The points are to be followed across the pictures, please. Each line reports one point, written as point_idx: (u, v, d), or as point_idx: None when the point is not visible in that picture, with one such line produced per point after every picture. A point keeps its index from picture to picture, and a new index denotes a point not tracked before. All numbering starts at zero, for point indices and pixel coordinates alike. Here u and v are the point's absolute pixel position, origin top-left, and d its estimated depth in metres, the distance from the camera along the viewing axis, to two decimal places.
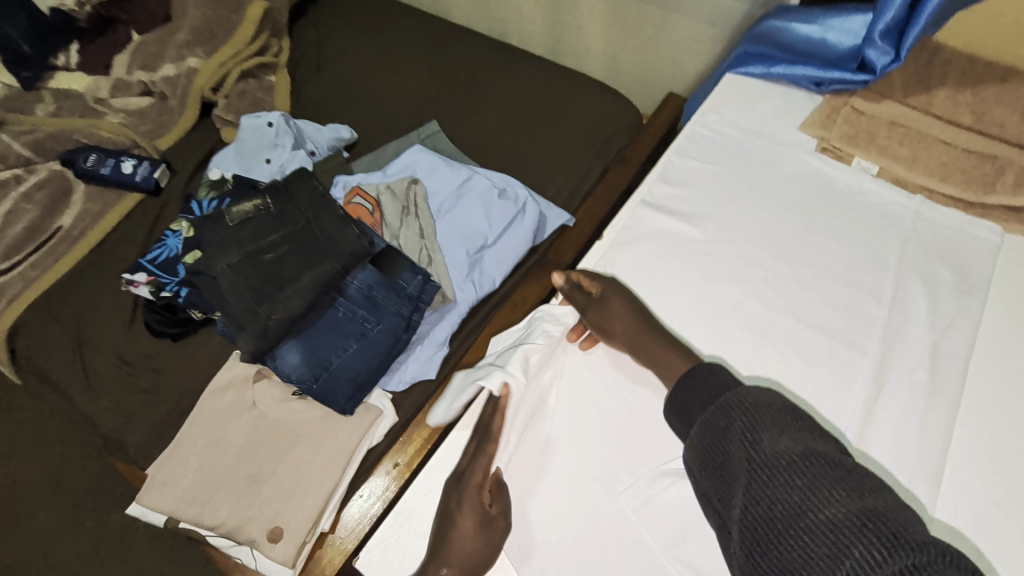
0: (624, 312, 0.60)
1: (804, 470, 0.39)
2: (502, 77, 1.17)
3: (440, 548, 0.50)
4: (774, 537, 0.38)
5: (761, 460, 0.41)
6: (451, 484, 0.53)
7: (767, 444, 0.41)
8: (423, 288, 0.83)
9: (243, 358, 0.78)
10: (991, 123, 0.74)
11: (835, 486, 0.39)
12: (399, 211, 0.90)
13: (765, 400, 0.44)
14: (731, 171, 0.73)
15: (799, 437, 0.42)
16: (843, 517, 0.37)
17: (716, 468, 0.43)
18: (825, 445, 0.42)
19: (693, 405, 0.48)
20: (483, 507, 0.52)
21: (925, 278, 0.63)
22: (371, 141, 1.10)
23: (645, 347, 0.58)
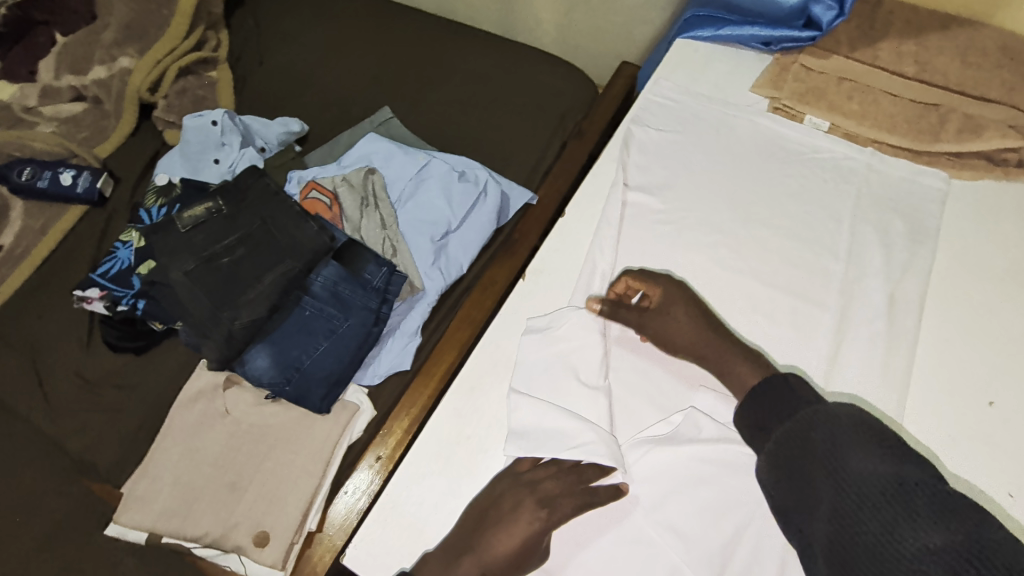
0: (689, 318, 0.58)
1: (894, 495, 0.38)
2: (454, 57, 1.14)
3: (474, 547, 0.50)
4: (866, 568, 0.38)
5: (847, 484, 0.40)
6: (513, 484, 0.53)
7: (854, 465, 0.41)
8: (389, 280, 0.82)
9: (210, 367, 0.77)
10: (932, 73, 0.75)
11: (928, 512, 0.37)
12: (358, 203, 0.88)
13: (849, 420, 0.44)
14: (687, 138, 0.73)
15: (890, 458, 0.41)
16: (942, 547, 0.35)
17: (800, 491, 0.43)
18: (919, 467, 0.40)
19: (775, 413, 0.48)
20: (539, 535, 0.50)
21: (879, 229, 0.65)
22: (324, 132, 1.06)
23: (713, 353, 0.56)
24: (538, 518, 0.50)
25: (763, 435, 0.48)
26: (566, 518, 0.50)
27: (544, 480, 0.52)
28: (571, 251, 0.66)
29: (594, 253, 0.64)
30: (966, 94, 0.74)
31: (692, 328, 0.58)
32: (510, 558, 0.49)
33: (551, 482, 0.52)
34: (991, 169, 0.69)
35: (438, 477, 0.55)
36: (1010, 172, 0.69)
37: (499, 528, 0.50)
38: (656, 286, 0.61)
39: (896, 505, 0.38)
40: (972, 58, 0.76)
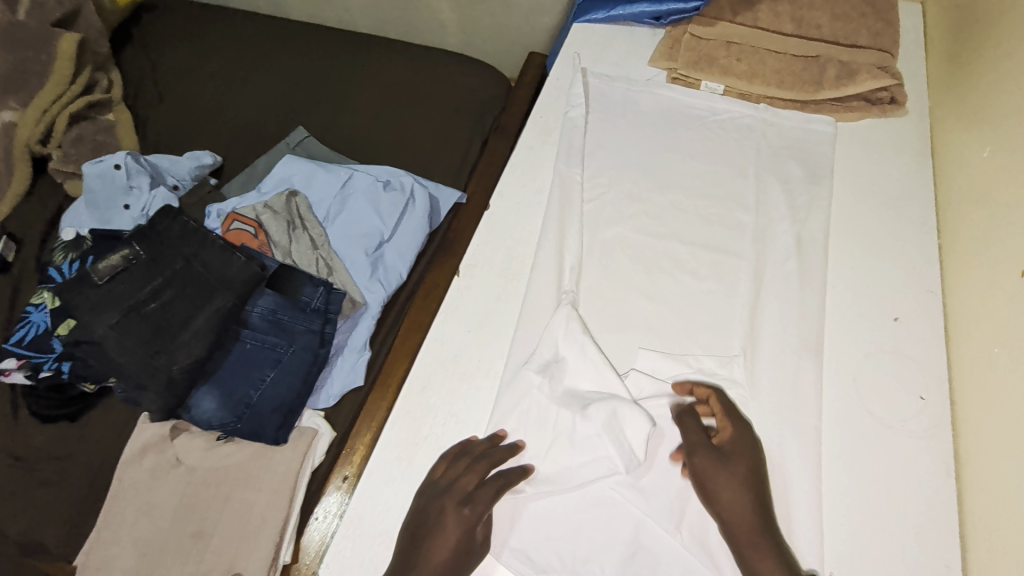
0: (741, 483, 0.51)
1: None
2: (363, 70, 1.14)
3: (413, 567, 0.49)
4: None
5: None
6: (432, 494, 0.53)
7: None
8: (328, 299, 0.81)
9: (154, 418, 0.74)
10: (808, 28, 0.82)
11: None
12: (284, 227, 0.86)
13: None
14: (596, 118, 0.76)
15: None
16: None
17: None
18: None
19: None
20: (471, 532, 0.51)
21: (780, 177, 0.70)
22: (239, 161, 1.03)
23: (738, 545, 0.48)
24: (463, 517, 0.51)
25: None
26: (489, 503, 0.52)
27: (459, 477, 0.53)
28: (502, 242, 0.67)
29: (524, 244, 0.67)
30: (839, 43, 0.80)
31: (745, 495, 0.50)
32: (451, 564, 0.50)
33: (467, 476, 0.53)
34: (870, 108, 0.75)
35: (403, 482, 0.56)
36: (886, 109, 0.75)
37: (431, 541, 0.50)
38: (731, 426, 0.54)
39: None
40: (840, 9, 0.83)
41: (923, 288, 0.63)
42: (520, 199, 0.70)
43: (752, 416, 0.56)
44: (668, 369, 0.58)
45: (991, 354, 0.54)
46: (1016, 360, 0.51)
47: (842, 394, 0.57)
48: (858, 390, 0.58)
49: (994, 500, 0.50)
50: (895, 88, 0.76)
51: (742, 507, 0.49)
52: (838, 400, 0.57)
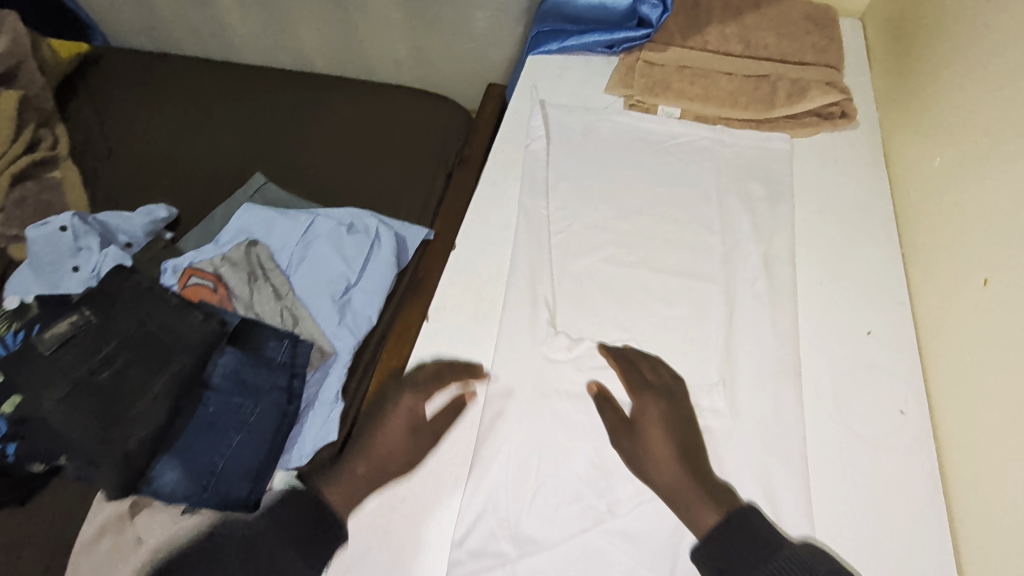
0: (664, 422, 0.54)
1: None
2: (321, 110, 1.13)
3: None
4: None
5: None
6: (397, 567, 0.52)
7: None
8: (294, 352, 0.79)
9: (108, 497, 0.68)
10: (757, 47, 0.84)
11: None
12: (245, 280, 0.83)
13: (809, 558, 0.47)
14: (556, 149, 0.75)
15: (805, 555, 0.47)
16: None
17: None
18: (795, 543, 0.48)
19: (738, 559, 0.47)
20: None
21: (742, 197, 0.70)
22: (195, 212, 1.00)
23: (671, 480, 0.52)
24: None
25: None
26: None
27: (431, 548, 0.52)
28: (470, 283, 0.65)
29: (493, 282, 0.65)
30: (787, 62, 0.82)
31: (665, 438, 0.53)
32: None
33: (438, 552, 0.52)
34: (823, 123, 0.77)
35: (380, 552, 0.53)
36: (838, 124, 0.77)
37: None
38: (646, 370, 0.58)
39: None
40: (784, 29, 0.86)
41: (892, 300, 0.63)
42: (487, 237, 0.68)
43: (737, 445, 0.55)
44: None
45: (964, 363, 0.54)
46: (988, 368, 0.51)
47: (822, 413, 0.57)
48: (838, 408, 0.57)
49: (984, 511, 0.49)
50: (844, 101, 0.77)
51: (664, 449, 0.53)
52: (819, 419, 0.56)
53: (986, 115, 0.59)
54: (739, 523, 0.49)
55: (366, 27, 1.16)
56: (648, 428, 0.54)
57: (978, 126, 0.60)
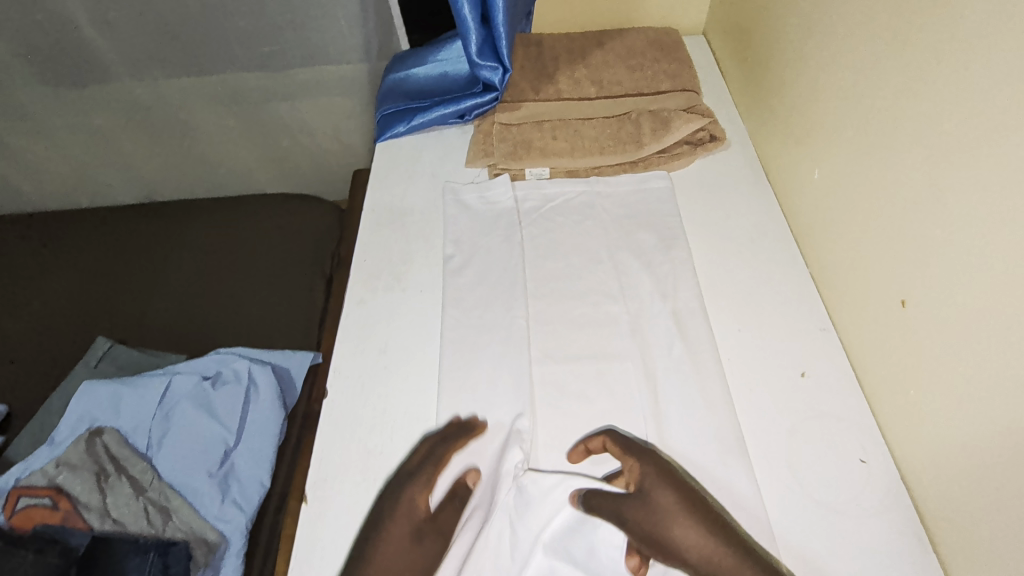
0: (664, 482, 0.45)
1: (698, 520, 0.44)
2: (170, 241, 1.00)
3: None
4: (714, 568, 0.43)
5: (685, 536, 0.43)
6: None
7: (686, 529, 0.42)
8: (166, 562, 0.62)
9: None
10: (611, 84, 0.80)
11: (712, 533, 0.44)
12: (92, 483, 0.67)
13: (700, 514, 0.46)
14: (431, 241, 0.68)
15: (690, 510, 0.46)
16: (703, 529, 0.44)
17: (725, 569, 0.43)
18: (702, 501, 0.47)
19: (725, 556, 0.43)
20: None
21: (634, 250, 0.64)
22: (29, 406, 0.83)
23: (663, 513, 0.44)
24: None
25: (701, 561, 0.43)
26: None
27: None
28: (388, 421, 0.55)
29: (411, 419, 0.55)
30: (644, 94, 0.79)
31: (697, 528, 0.42)
32: None
33: None
34: (695, 151, 0.73)
35: None
36: (709, 147, 0.73)
37: None
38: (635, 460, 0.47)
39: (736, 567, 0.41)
40: (633, 62, 0.83)
41: (813, 325, 0.57)
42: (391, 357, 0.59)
43: None
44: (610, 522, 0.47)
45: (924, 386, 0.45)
46: (946, 388, 0.43)
47: (781, 483, 0.49)
48: (793, 473, 0.49)
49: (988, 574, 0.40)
50: (710, 125, 0.74)
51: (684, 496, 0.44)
52: (781, 497, 0.48)
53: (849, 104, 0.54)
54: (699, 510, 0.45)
55: (201, 140, 1.05)
56: (654, 497, 0.44)
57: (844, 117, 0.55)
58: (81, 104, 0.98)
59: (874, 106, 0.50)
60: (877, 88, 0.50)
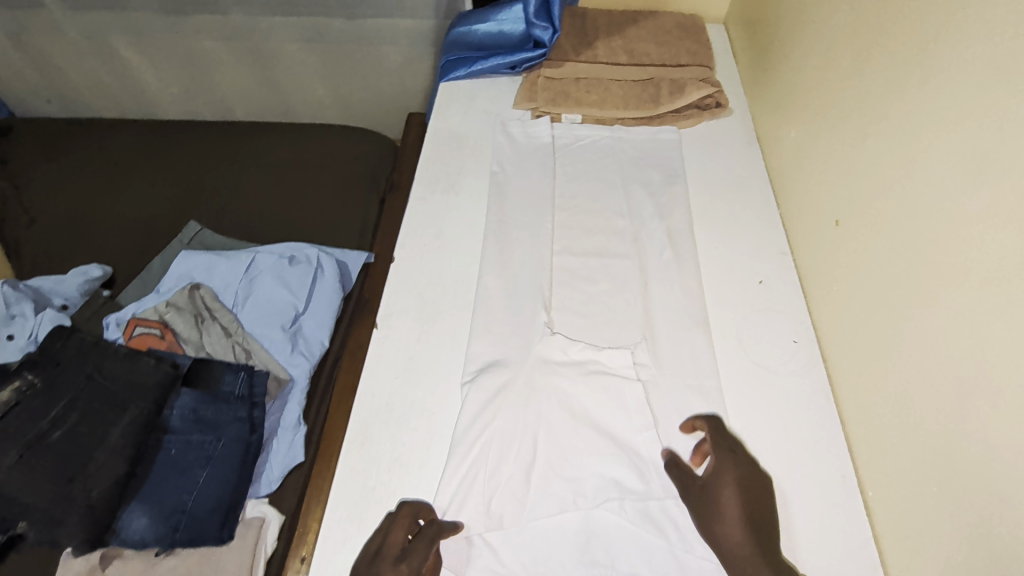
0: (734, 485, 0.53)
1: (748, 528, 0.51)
2: (247, 152, 1.16)
3: None
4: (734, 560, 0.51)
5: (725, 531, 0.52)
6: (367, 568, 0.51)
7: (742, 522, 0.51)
8: (251, 382, 0.80)
9: (76, 553, 0.67)
10: (640, 55, 0.96)
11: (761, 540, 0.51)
12: (192, 322, 0.85)
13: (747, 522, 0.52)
14: (479, 161, 0.84)
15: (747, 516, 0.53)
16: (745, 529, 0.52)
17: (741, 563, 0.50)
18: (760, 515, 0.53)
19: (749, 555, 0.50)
20: None
21: (643, 183, 0.80)
22: (130, 268, 1.00)
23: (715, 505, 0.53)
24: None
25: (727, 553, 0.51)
26: (424, 554, 0.51)
27: (387, 541, 0.52)
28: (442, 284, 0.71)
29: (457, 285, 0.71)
30: (666, 65, 0.94)
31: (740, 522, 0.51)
32: None
33: (396, 535, 0.52)
34: (703, 113, 0.88)
35: (360, 536, 0.55)
36: (715, 112, 0.88)
37: None
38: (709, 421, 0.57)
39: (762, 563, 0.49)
40: (661, 39, 0.98)
41: (775, 249, 0.73)
42: (444, 239, 0.75)
43: (663, 391, 0.61)
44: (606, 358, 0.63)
45: (846, 286, 0.62)
46: (861, 284, 0.59)
47: (733, 353, 0.65)
48: (744, 348, 0.65)
49: (867, 409, 0.57)
50: (717, 94, 0.89)
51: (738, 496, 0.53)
52: (732, 361, 0.64)
53: (827, 80, 0.70)
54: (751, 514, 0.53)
55: (282, 72, 1.21)
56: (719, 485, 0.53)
57: (823, 90, 0.70)
58: (187, 28, 1.14)
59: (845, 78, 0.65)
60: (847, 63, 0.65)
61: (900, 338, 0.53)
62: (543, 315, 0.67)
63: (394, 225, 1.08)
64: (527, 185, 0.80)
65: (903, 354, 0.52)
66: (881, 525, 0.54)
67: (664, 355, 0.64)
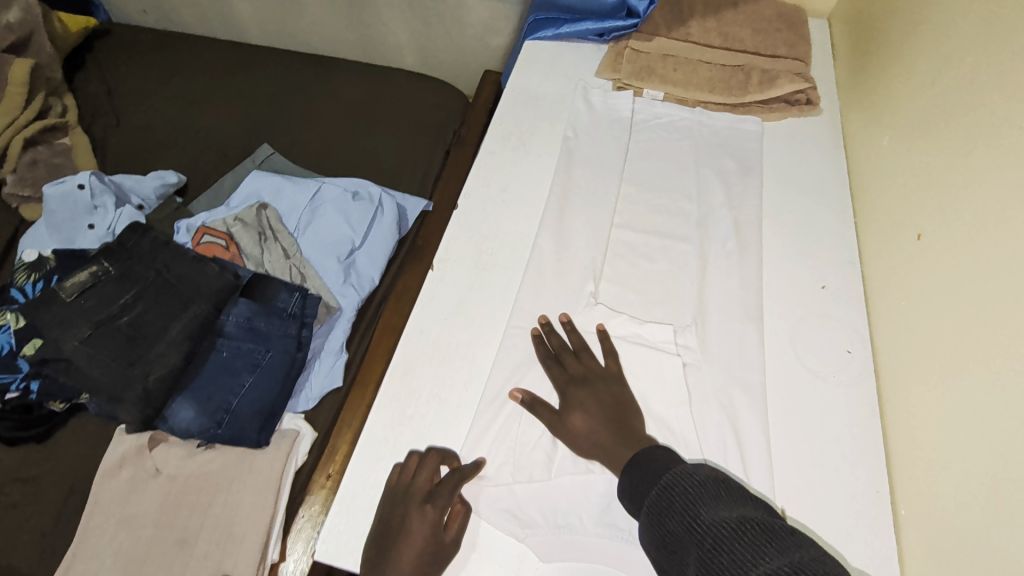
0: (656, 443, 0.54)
1: (735, 533, 0.41)
2: (323, 86, 1.18)
3: (385, 553, 0.51)
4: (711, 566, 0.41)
5: (702, 531, 0.43)
6: (393, 501, 0.54)
7: (707, 515, 0.44)
8: (304, 304, 0.82)
9: (129, 429, 0.72)
10: (734, 40, 0.91)
11: (759, 548, 0.40)
12: (256, 239, 0.88)
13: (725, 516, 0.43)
14: (553, 123, 0.84)
15: (733, 505, 0.44)
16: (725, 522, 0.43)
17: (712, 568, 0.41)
18: (755, 511, 0.44)
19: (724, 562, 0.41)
20: (435, 525, 0.52)
21: (716, 170, 0.78)
22: (203, 180, 1.05)
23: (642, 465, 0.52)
24: (426, 514, 0.53)
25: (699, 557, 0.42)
26: (450, 496, 0.53)
27: (415, 479, 0.55)
28: (501, 238, 0.72)
29: (515, 241, 0.72)
30: (760, 54, 0.90)
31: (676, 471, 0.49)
32: (416, 565, 0.50)
33: (422, 476, 0.55)
34: (790, 108, 0.85)
35: (389, 460, 0.58)
36: (804, 109, 0.85)
37: (398, 545, 0.51)
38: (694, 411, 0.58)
39: (741, 546, 0.40)
40: (758, 26, 0.93)
41: (843, 258, 0.71)
42: (508, 194, 0.76)
43: (705, 377, 0.61)
44: (651, 335, 0.63)
45: (914, 303, 0.60)
46: (932, 302, 0.57)
47: (781, 353, 0.64)
48: (795, 350, 0.64)
49: (913, 431, 0.56)
50: (809, 90, 0.85)
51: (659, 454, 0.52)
52: (779, 361, 0.63)
53: (931, 89, 0.66)
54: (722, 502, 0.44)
55: (367, 12, 1.21)
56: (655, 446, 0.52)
57: (925, 99, 0.66)
58: None
59: (954, 89, 0.61)
60: (960, 73, 0.61)
61: (961, 361, 0.51)
62: (594, 284, 0.67)
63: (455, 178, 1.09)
64: (598, 154, 0.79)
65: (963, 378, 0.50)
66: (908, 544, 0.53)
67: (712, 343, 0.63)
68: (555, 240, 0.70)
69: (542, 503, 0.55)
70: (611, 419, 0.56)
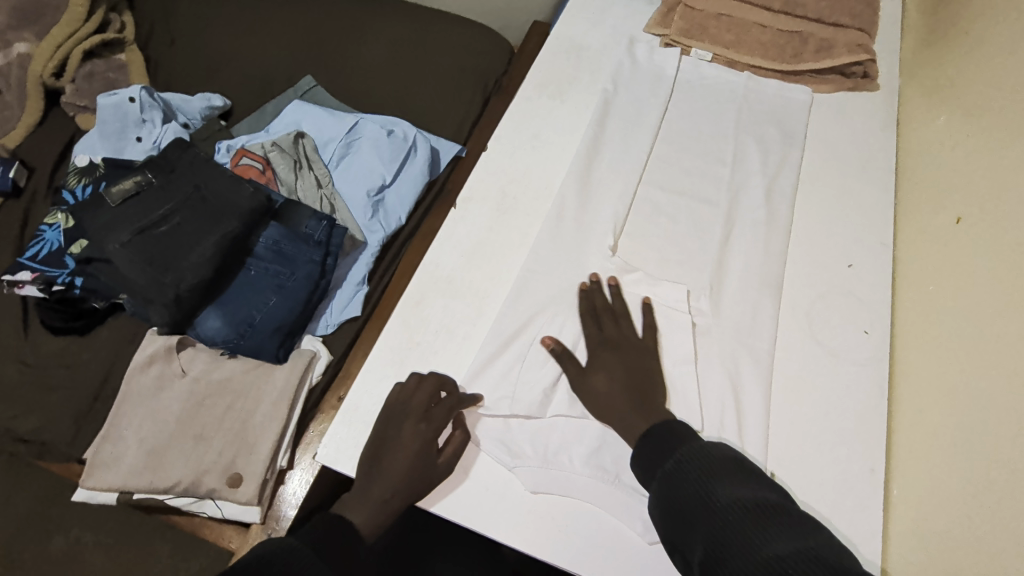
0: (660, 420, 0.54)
1: (749, 513, 0.43)
2: (368, 22, 1.17)
3: (381, 462, 0.55)
4: (717, 544, 0.43)
5: (715, 508, 0.44)
6: (392, 415, 0.57)
7: (721, 494, 0.45)
8: (330, 233, 0.83)
9: (160, 331, 0.77)
10: (797, 4, 0.84)
11: (771, 530, 0.42)
12: (291, 166, 0.91)
13: (737, 495, 0.45)
14: (593, 74, 0.82)
15: (747, 487, 0.46)
16: (741, 502, 0.44)
17: (720, 546, 0.42)
18: (769, 493, 0.45)
19: (733, 542, 0.42)
20: (428, 443, 0.55)
21: (757, 137, 0.75)
22: (247, 106, 1.07)
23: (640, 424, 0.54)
24: (420, 431, 0.55)
25: (708, 531, 0.43)
26: (443, 419, 0.56)
27: (413, 398, 0.57)
28: (526, 184, 0.72)
29: (540, 189, 0.72)
30: (822, 23, 0.84)
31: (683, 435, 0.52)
32: (408, 476, 0.54)
33: (420, 395, 0.57)
34: (844, 81, 0.81)
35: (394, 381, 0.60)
36: (859, 83, 0.81)
37: (393, 456, 0.55)
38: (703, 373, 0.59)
39: (753, 527, 0.42)
40: None
41: (877, 239, 0.68)
42: (539, 142, 0.75)
43: (713, 340, 0.61)
44: (666, 294, 0.63)
45: (945, 294, 0.58)
46: (964, 293, 0.55)
47: (796, 327, 0.63)
48: (810, 326, 0.63)
49: (921, 420, 0.55)
50: (868, 63, 0.81)
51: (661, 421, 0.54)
52: (793, 334, 0.63)
53: (1005, 72, 0.61)
54: (737, 483, 0.46)
55: None
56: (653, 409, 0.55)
57: (996, 82, 0.62)
58: None
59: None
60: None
61: (988, 353, 0.49)
62: (615, 238, 0.67)
63: (491, 127, 1.09)
64: (634, 109, 0.77)
65: (986, 372, 0.49)
66: (894, 522, 0.54)
67: (725, 308, 0.63)
68: (582, 191, 0.70)
69: (533, 440, 0.57)
70: (611, 370, 0.57)
